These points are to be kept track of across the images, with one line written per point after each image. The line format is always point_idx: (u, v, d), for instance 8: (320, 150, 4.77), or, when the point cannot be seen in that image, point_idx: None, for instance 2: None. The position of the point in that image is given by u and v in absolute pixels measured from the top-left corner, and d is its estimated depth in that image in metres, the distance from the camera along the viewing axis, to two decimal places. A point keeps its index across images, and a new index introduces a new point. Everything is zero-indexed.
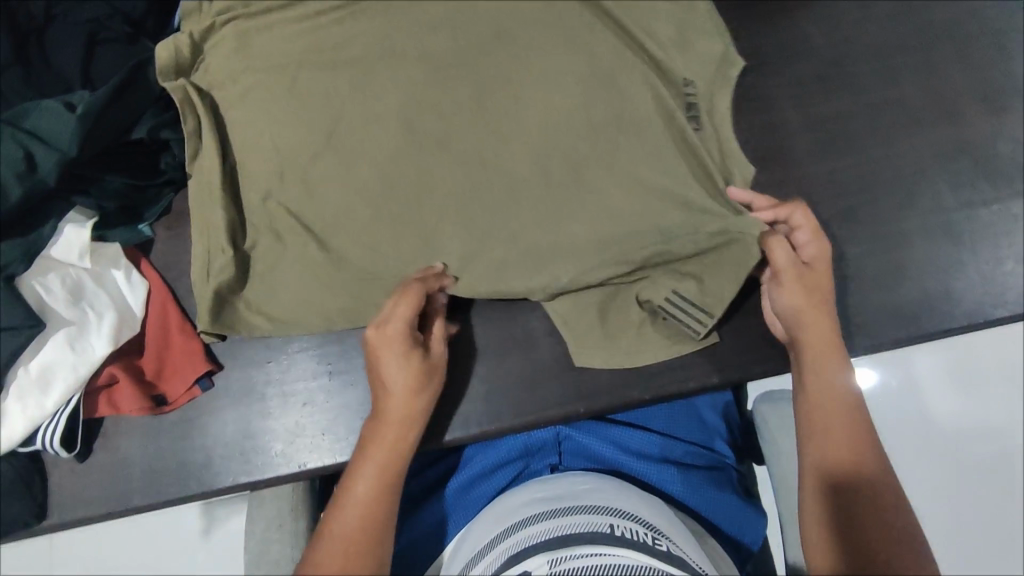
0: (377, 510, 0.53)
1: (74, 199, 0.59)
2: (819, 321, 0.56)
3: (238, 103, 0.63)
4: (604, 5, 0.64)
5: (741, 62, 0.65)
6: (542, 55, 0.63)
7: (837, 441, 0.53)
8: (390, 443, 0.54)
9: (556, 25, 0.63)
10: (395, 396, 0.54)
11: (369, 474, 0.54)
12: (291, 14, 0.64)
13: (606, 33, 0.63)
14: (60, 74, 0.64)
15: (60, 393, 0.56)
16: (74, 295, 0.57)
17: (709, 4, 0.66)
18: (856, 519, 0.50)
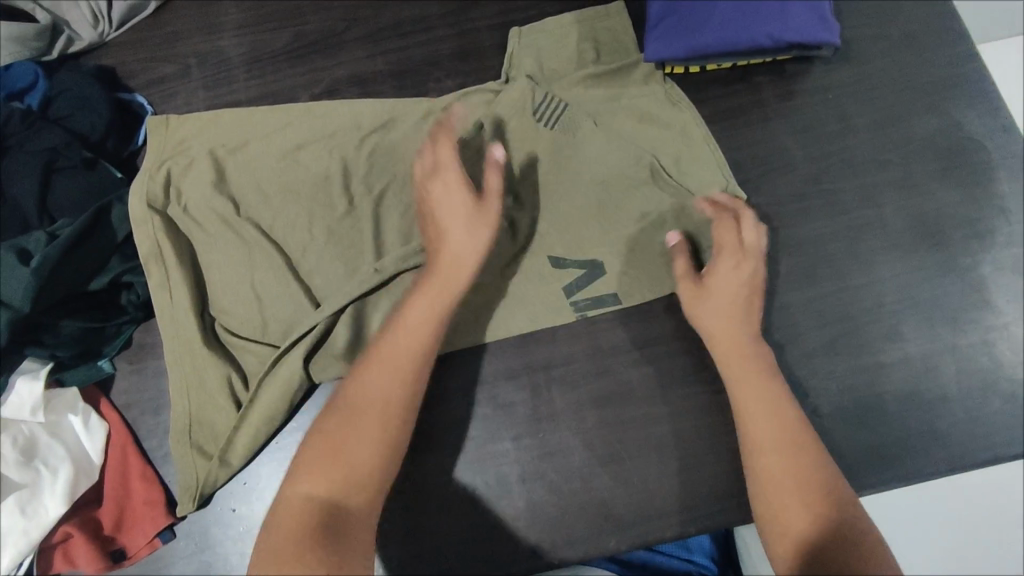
0: (405, 379, 0.53)
1: (25, 349, 0.57)
2: (728, 345, 0.58)
3: (211, 244, 0.64)
4: (589, 142, 0.66)
5: (741, 194, 0.64)
6: (541, 185, 0.66)
7: (762, 398, 0.55)
8: (435, 303, 0.56)
9: (541, 165, 0.66)
10: (438, 277, 0.57)
11: (410, 337, 0.54)
12: (271, 151, 0.67)
13: (595, 174, 0.66)
14: (17, 206, 0.62)
15: (10, 558, 0.54)
16: (26, 454, 0.56)
17: (705, 131, 0.67)
18: (788, 469, 0.52)
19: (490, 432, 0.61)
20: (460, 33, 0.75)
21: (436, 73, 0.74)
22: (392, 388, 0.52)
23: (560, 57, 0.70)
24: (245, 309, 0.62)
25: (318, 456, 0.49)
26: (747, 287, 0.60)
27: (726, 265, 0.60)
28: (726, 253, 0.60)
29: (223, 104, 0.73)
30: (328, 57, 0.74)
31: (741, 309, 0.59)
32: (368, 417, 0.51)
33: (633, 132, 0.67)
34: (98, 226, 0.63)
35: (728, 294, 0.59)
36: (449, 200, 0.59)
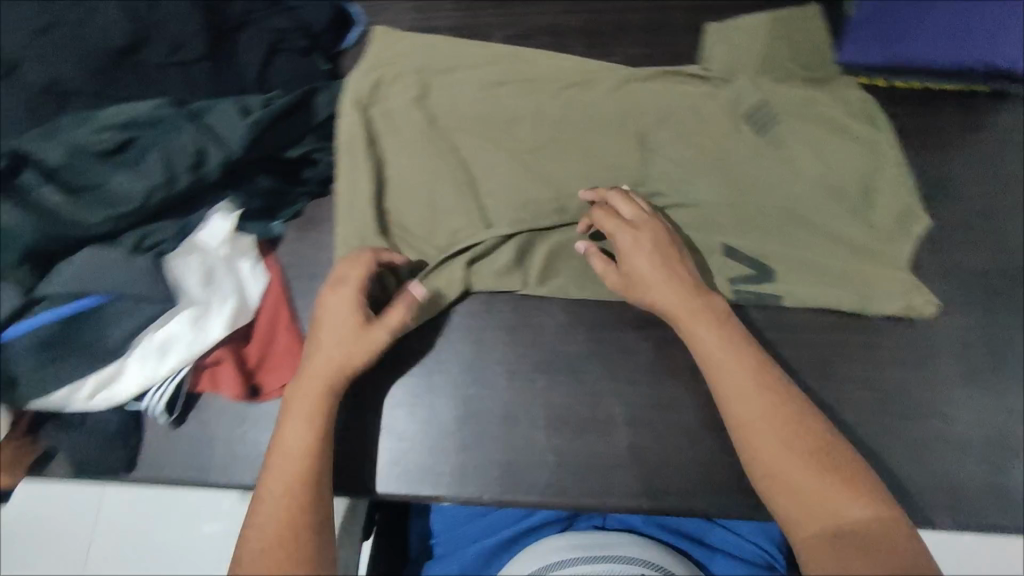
0: (299, 482, 0.53)
1: (227, 190, 0.64)
2: (726, 345, 0.57)
3: (400, 148, 0.70)
4: (779, 139, 0.69)
5: (927, 220, 0.65)
6: (718, 165, 0.68)
7: (750, 399, 0.54)
8: (309, 411, 0.56)
9: (728, 147, 0.69)
10: (307, 391, 0.57)
11: (291, 454, 0.54)
12: (474, 79, 0.73)
13: (780, 167, 0.68)
14: (240, 72, 0.70)
15: (173, 364, 0.60)
16: (206, 279, 0.62)
17: (898, 154, 0.68)
18: (799, 460, 0.51)
19: (609, 371, 0.63)
20: (655, 6, 0.79)
21: (623, 39, 0.78)
22: (288, 503, 0.52)
23: (756, 53, 0.71)
24: (413, 214, 0.69)
25: None
26: (663, 256, 0.60)
27: (628, 241, 0.61)
28: (625, 231, 0.61)
29: (425, 28, 0.80)
30: (527, 5, 0.80)
31: (679, 289, 0.59)
32: (279, 521, 0.51)
33: (825, 139, 0.68)
34: (304, 105, 0.69)
35: (660, 260, 0.60)
36: (326, 303, 0.59)
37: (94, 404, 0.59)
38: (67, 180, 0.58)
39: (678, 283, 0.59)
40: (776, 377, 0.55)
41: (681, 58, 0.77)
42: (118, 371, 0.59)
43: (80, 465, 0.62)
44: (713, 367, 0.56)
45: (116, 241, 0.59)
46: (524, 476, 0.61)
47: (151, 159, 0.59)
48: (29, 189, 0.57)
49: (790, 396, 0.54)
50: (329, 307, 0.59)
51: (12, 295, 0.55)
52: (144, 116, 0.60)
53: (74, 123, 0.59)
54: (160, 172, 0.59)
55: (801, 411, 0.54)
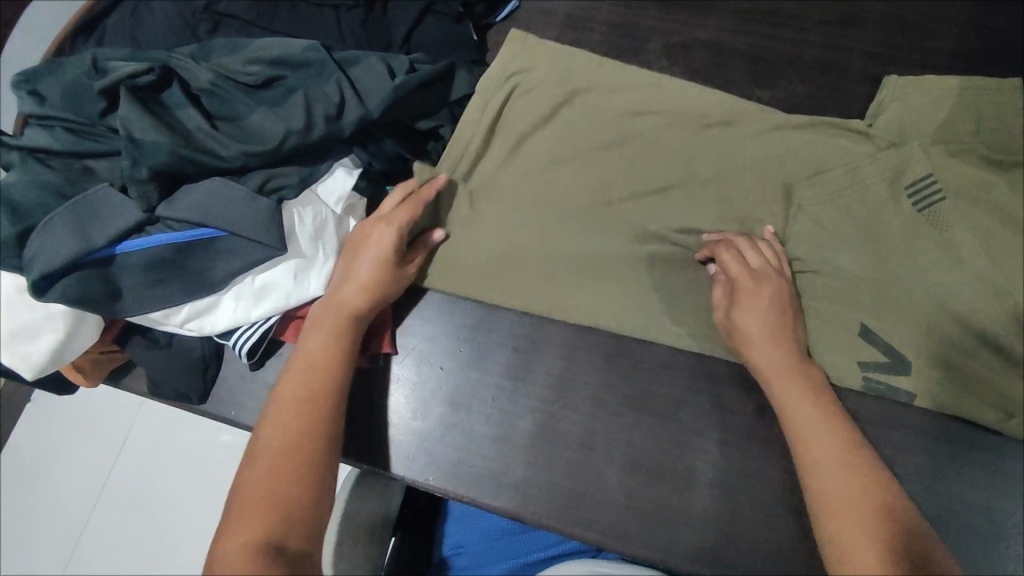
0: (315, 411, 0.53)
1: (354, 147, 0.63)
2: (799, 387, 0.55)
3: (523, 141, 0.68)
4: (940, 221, 0.60)
5: None
6: (865, 234, 0.62)
7: (834, 470, 0.50)
8: (325, 347, 0.56)
9: (881, 215, 0.62)
10: (322, 326, 0.57)
11: (303, 381, 0.54)
12: (617, 86, 0.69)
13: (934, 253, 0.60)
14: (389, 28, 0.68)
15: (266, 310, 0.59)
16: (317, 233, 0.60)
17: None
18: (867, 531, 0.47)
19: (699, 424, 0.60)
20: (830, 45, 0.72)
21: (789, 73, 0.72)
22: (298, 429, 0.52)
23: (932, 122, 0.64)
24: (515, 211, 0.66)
25: (252, 503, 0.48)
26: (773, 316, 0.57)
27: (747, 292, 0.58)
28: (743, 279, 0.58)
29: (581, 16, 0.75)
30: (694, 14, 0.74)
31: (778, 359, 0.56)
32: (286, 457, 0.50)
33: (995, 234, 0.59)
34: (446, 78, 0.67)
35: (772, 313, 0.57)
36: (387, 203, 0.62)
37: (182, 329, 0.59)
38: (207, 105, 0.58)
39: (782, 340, 0.57)
40: (868, 453, 0.51)
41: (849, 107, 0.70)
42: (213, 305, 0.59)
43: (153, 385, 0.62)
44: (788, 413, 0.54)
45: (242, 177, 0.58)
46: (587, 510, 0.58)
47: (295, 101, 0.58)
48: (172, 106, 0.57)
49: (854, 437, 0.52)
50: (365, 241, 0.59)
51: (133, 210, 0.55)
52: (297, 57, 0.60)
53: (226, 50, 0.61)
54: (300, 118, 0.57)
55: (886, 487, 0.49)
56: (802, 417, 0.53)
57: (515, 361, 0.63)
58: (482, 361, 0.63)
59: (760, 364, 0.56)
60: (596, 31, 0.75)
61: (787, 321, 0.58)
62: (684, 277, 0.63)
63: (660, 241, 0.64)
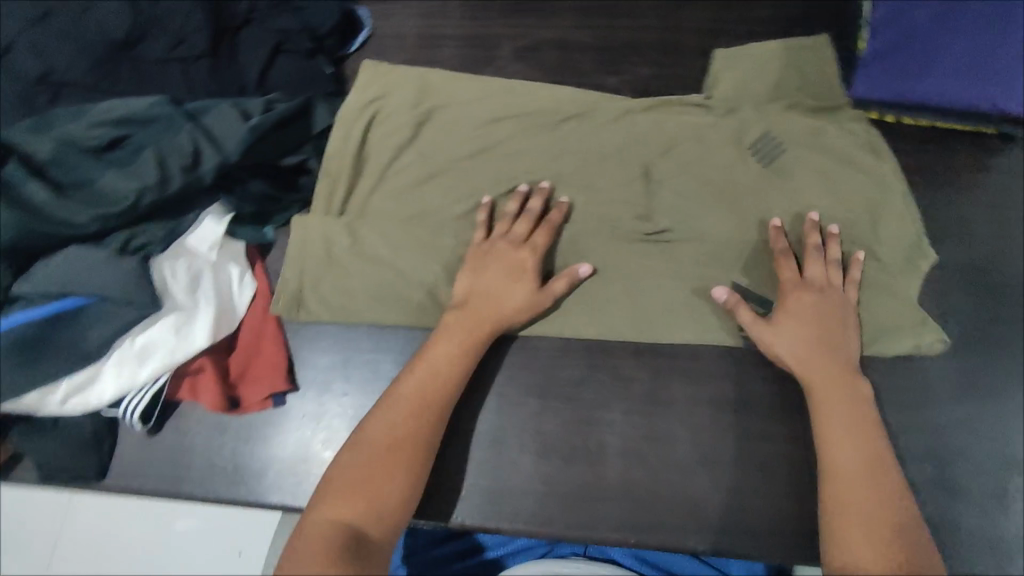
0: (428, 408, 0.55)
1: (219, 194, 0.63)
2: (842, 396, 0.55)
3: (391, 164, 0.69)
4: (786, 173, 0.66)
5: (931, 256, 0.64)
6: (721, 195, 0.66)
7: (851, 469, 0.52)
8: (460, 348, 0.58)
9: (732, 174, 0.67)
10: (455, 334, 0.59)
11: (422, 382, 0.57)
12: (472, 97, 0.71)
13: (785, 201, 0.65)
14: (239, 73, 0.69)
15: (153, 370, 0.58)
16: (193, 284, 0.60)
17: (904, 188, 0.66)
18: (867, 529, 0.48)
19: (602, 399, 0.61)
20: (667, 27, 0.77)
21: (633, 59, 0.76)
22: (401, 428, 0.54)
23: (764, 88, 0.70)
24: (393, 228, 0.66)
25: (346, 484, 0.51)
26: (818, 323, 0.58)
27: (798, 299, 0.59)
28: (794, 288, 0.60)
29: (431, 35, 0.78)
30: (538, 17, 0.78)
31: (816, 350, 0.57)
32: (388, 450, 0.53)
33: (835, 170, 0.66)
34: (303, 116, 0.68)
35: (818, 330, 0.58)
36: (504, 253, 0.62)
37: (67, 409, 0.58)
38: (56, 177, 0.58)
39: (829, 350, 0.57)
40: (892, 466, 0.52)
41: (691, 81, 0.75)
42: (95, 375, 0.57)
43: (44, 469, 0.60)
44: (829, 417, 0.55)
45: (104, 240, 0.58)
46: (509, 504, 0.59)
47: (145, 157, 0.58)
48: (16, 183, 0.56)
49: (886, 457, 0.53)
50: (499, 250, 0.62)
51: None
52: (142, 114, 0.59)
53: (68, 117, 0.59)
54: (152, 173, 0.57)
55: (898, 498, 0.50)
56: (835, 424, 0.54)
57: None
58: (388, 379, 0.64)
59: (810, 364, 0.57)
60: (447, 47, 0.78)
61: (833, 338, 0.58)
62: (567, 263, 0.65)
63: None
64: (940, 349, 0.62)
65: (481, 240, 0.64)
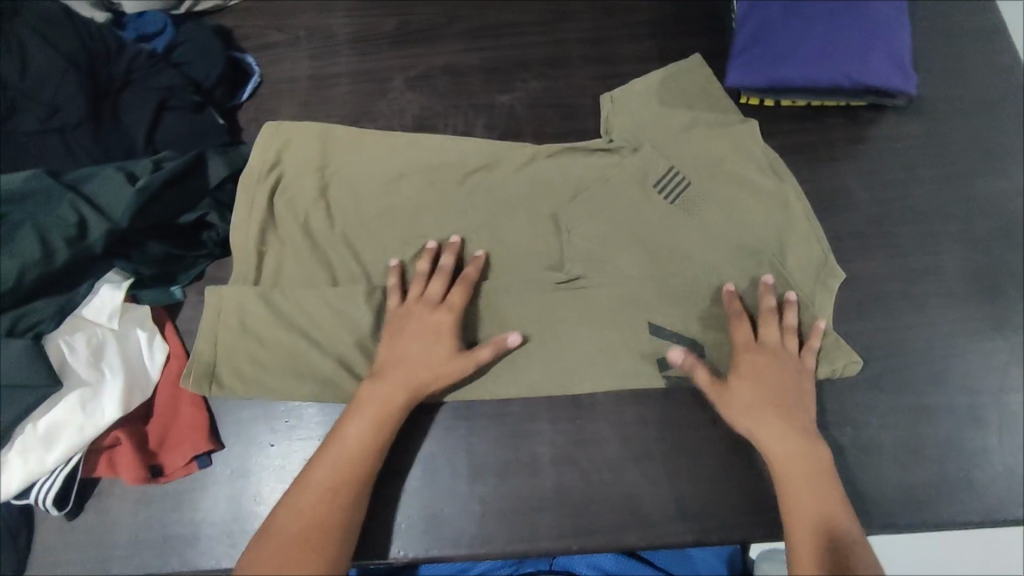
0: (346, 483, 0.55)
1: (114, 261, 0.61)
2: (803, 455, 0.56)
3: (295, 215, 0.69)
4: (688, 201, 0.68)
5: (841, 273, 0.65)
6: (621, 210, 0.68)
7: (791, 478, 0.55)
8: (378, 417, 0.58)
9: (634, 192, 0.68)
10: (376, 402, 0.58)
11: (343, 454, 0.56)
12: (372, 141, 0.72)
13: (690, 228, 0.67)
14: (126, 134, 0.68)
15: (62, 452, 0.56)
16: (96, 356, 0.59)
17: (806, 209, 0.67)
18: (807, 534, 0.52)
19: (528, 410, 0.62)
20: (551, 41, 0.79)
21: (523, 75, 0.78)
22: (322, 507, 0.54)
23: (653, 113, 0.72)
24: (307, 281, 0.66)
25: (264, 570, 0.51)
26: (773, 382, 0.59)
27: (749, 361, 0.60)
28: (747, 351, 0.60)
29: (323, 75, 0.79)
30: (426, 47, 0.79)
31: (768, 408, 0.57)
32: (310, 530, 0.53)
33: (736, 198, 0.68)
34: (197, 171, 0.66)
35: (775, 392, 0.58)
36: (427, 320, 0.62)
37: None
38: None
39: (788, 412, 0.58)
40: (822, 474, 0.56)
41: (581, 89, 0.77)
42: None
43: None
44: (786, 475, 0.56)
45: None
46: (449, 529, 0.59)
47: (25, 234, 0.56)
48: None
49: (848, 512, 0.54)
50: (416, 310, 0.62)
51: None
52: (19, 190, 0.57)
53: None
54: (35, 250, 0.56)
55: (832, 503, 0.54)
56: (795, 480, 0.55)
57: (330, 419, 0.63)
58: (315, 423, 0.64)
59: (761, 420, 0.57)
60: (341, 85, 0.78)
61: (790, 396, 0.59)
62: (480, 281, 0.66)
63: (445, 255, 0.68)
64: (855, 372, 0.62)
65: (398, 304, 0.64)
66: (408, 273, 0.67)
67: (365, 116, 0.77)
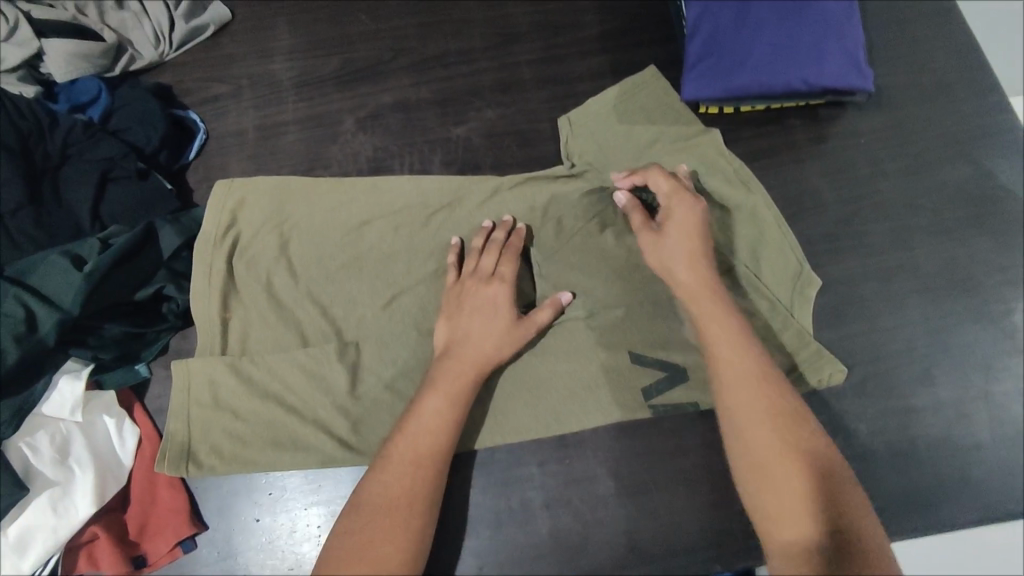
0: (428, 458, 0.54)
1: (71, 349, 0.59)
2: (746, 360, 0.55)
3: (257, 275, 0.67)
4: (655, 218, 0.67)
5: (817, 282, 0.64)
6: (590, 234, 0.67)
7: (772, 458, 0.50)
8: (451, 393, 0.56)
9: (598, 215, 0.67)
10: (451, 375, 0.57)
11: (422, 432, 0.55)
12: (329, 189, 0.70)
13: None
14: (71, 212, 0.65)
15: (37, 557, 0.55)
16: (61, 453, 0.57)
17: (778, 217, 0.66)
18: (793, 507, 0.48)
19: (516, 455, 0.61)
20: (501, 65, 0.77)
21: (476, 104, 0.76)
22: (406, 484, 0.53)
23: (614, 135, 0.71)
24: (277, 345, 0.64)
25: (349, 552, 0.49)
26: (703, 271, 0.60)
27: (680, 210, 0.62)
28: (677, 198, 0.63)
29: (271, 124, 0.76)
30: (373, 84, 0.77)
31: (720, 326, 0.56)
32: (392, 511, 0.51)
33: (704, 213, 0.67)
34: (149, 243, 0.64)
35: (700, 239, 0.61)
36: (488, 293, 0.61)
37: None
38: None
39: (720, 314, 0.57)
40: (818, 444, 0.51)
41: (537, 113, 0.75)
42: None
43: None
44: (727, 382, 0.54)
45: None
46: None
47: None
48: None
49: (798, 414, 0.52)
50: (473, 291, 0.62)
51: None
52: None
53: None
54: None
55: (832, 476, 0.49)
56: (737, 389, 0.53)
57: (315, 486, 0.62)
58: (300, 492, 0.62)
59: (703, 305, 0.58)
60: (290, 133, 0.76)
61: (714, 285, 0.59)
62: None
63: (415, 301, 0.66)
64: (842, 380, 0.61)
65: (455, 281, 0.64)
66: (466, 250, 0.67)
67: (318, 163, 0.74)
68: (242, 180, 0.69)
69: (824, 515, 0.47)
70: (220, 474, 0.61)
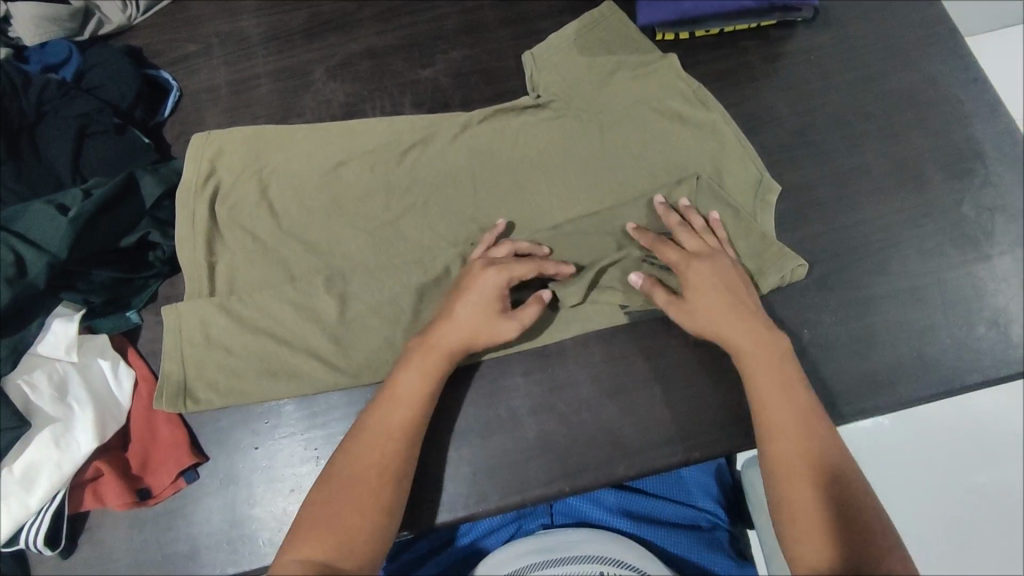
0: (399, 433, 0.55)
1: (61, 294, 0.61)
2: (774, 367, 0.57)
3: (239, 219, 0.69)
4: (621, 139, 0.69)
5: (776, 187, 0.67)
6: (560, 159, 0.69)
7: (791, 458, 0.53)
8: (426, 371, 0.57)
9: (565, 142, 0.70)
10: (428, 355, 0.58)
11: (392, 408, 0.56)
12: (303, 133, 0.72)
13: (632, 165, 0.69)
14: (50, 167, 0.66)
15: (44, 491, 0.56)
16: (59, 392, 0.58)
17: (735, 132, 0.69)
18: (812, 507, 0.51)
19: (500, 368, 0.63)
20: (464, 9, 0.80)
21: (442, 47, 0.78)
22: (377, 457, 0.54)
23: (574, 63, 0.72)
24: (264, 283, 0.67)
25: (315, 522, 0.52)
26: (730, 297, 0.59)
27: (702, 268, 0.60)
28: (689, 258, 0.60)
29: (243, 78, 0.78)
30: (340, 34, 0.79)
31: (755, 342, 0.57)
32: (358, 486, 0.53)
33: (667, 131, 0.69)
34: (131, 193, 0.66)
35: (727, 290, 0.59)
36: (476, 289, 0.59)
37: None
38: None
39: (749, 328, 0.58)
40: (853, 469, 0.53)
41: (502, 52, 0.78)
42: None
43: None
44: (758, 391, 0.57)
45: None
46: (442, 496, 0.60)
47: None
48: None
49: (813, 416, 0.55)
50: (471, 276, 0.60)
51: None
52: None
53: None
54: None
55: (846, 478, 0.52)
56: (768, 394, 0.56)
57: (310, 412, 0.64)
58: (296, 419, 0.64)
59: (728, 339, 0.58)
60: (262, 85, 0.77)
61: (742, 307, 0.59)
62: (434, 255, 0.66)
63: (394, 234, 0.68)
64: (805, 274, 0.65)
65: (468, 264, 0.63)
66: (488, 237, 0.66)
67: (291, 112, 0.76)
68: (217, 132, 0.71)
69: (835, 519, 0.50)
70: (216, 406, 0.63)
